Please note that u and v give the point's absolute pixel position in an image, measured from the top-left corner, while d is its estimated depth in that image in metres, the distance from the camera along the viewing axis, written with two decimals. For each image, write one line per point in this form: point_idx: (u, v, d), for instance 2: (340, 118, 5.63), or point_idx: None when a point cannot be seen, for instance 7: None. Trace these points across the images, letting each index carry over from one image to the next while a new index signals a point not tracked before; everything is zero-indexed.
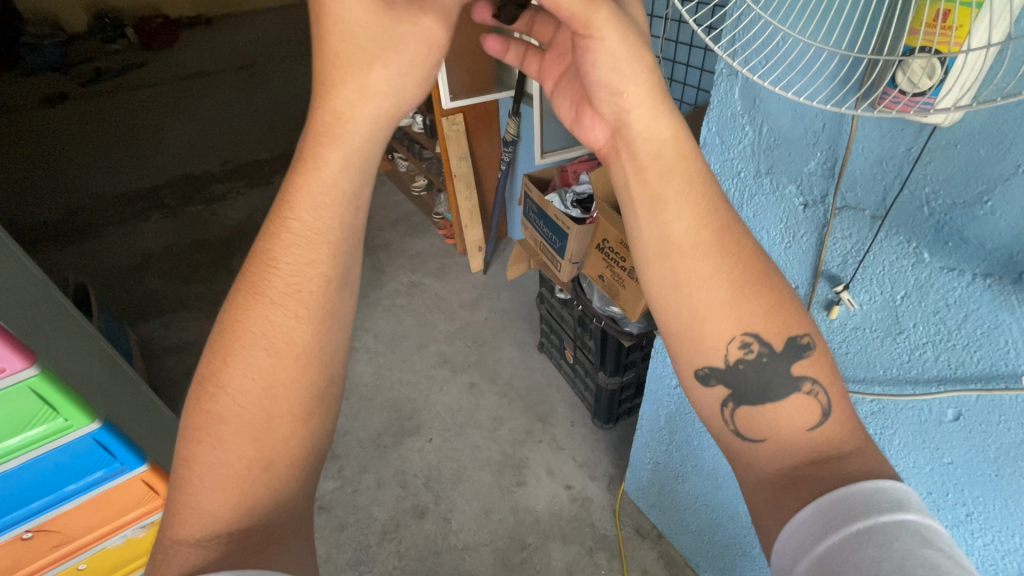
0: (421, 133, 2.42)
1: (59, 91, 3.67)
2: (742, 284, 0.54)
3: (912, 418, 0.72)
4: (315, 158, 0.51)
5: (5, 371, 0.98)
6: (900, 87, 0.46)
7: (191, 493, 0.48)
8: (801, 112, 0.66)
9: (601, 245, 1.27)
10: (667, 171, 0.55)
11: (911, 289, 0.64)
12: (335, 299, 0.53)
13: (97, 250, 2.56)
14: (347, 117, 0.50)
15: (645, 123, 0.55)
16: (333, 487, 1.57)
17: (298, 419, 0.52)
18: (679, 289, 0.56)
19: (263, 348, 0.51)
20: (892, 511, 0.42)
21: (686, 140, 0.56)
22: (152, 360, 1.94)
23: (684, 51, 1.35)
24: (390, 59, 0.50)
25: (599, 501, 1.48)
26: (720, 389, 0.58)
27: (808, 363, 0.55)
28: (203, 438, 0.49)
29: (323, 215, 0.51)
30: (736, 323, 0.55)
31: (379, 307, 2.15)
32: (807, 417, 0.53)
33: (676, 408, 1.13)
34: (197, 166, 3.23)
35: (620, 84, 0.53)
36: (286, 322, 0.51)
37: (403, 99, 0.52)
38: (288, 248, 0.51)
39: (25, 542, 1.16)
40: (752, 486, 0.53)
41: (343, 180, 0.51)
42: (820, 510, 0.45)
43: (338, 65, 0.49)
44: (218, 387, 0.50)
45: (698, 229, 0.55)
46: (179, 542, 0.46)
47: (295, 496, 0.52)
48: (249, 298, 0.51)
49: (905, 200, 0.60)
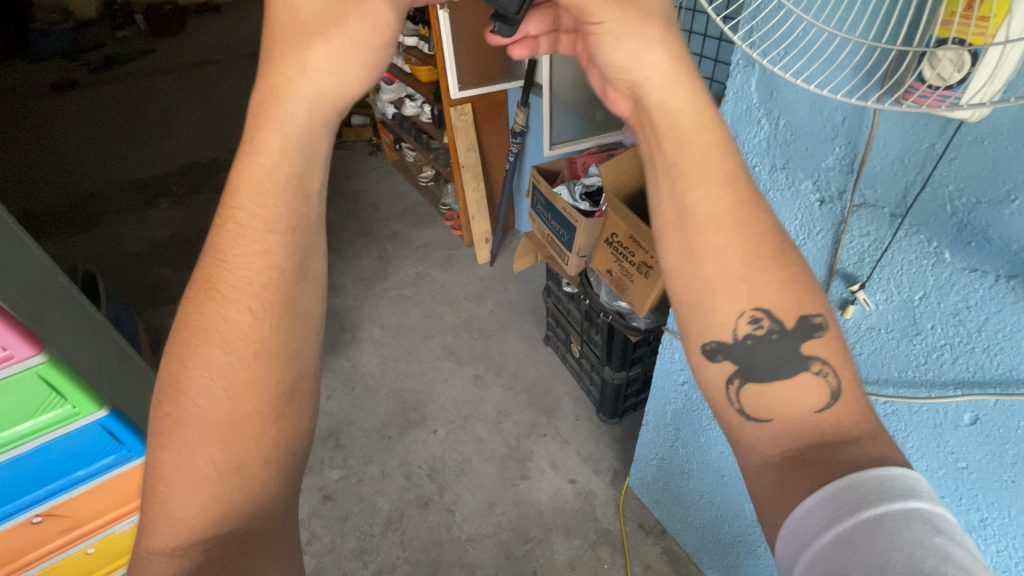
0: (429, 122, 2.40)
1: (71, 79, 3.89)
2: (757, 258, 0.52)
3: (926, 421, 0.71)
4: (254, 142, 0.49)
5: (13, 358, 0.98)
6: (928, 83, 0.44)
7: (162, 500, 0.48)
8: (820, 104, 0.64)
9: (610, 239, 1.26)
10: (687, 140, 0.52)
11: (930, 290, 0.62)
12: (296, 292, 0.52)
13: (107, 238, 2.57)
14: (286, 95, 0.49)
15: (661, 90, 0.52)
16: (337, 477, 1.57)
17: (267, 419, 0.51)
18: (694, 259, 0.54)
19: (218, 346, 0.49)
20: (905, 499, 0.40)
21: (705, 108, 0.53)
22: (160, 348, 1.95)
23: (697, 42, 1.33)
24: (330, 34, 0.49)
25: (602, 495, 1.48)
26: (725, 363, 0.58)
27: (820, 343, 0.53)
28: (166, 444, 0.49)
29: (267, 204, 0.50)
30: (747, 298, 0.54)
31: (384, 298, 2.14)
32: (815, 397, 0.52)
33: (684, 405, 1.12)
34: (205, 153, 3.21)
35: (622, 63, 0.52)
36: (239, 316, 0.49)
37: (345, 77, 0.50)
38: (234, 241, 0.49)
39: (35, 527, 1.16)
40: (755, 471, 0.52)
41: (284, 169, 0.50)
42: (829, 495, 0.43)
43: (281, 43, 0.49)
44: (178, 390, 0.49)
45: (715, 198, 0.52)
46: (153, 551, 0.47)
47: (273, 499, 0.52)
48: (202, 295, 0.50)
49: (928, 197, 0.58)
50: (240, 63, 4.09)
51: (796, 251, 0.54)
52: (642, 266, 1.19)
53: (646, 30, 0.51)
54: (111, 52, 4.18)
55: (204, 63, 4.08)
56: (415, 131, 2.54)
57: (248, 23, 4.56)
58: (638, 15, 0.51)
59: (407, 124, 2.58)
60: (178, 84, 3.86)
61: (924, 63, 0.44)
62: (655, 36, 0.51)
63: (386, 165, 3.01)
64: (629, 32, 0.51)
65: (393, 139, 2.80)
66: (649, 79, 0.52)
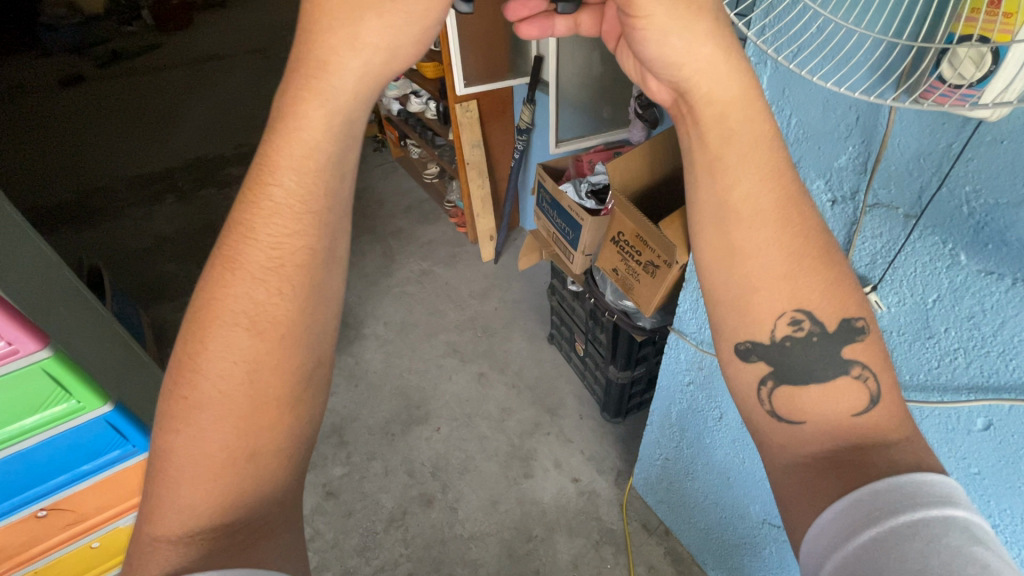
0: (434, 119, 2.39)
1: (77, 74, 3.91)
2: (799, 256, 0.52)
3: (937, 426, 0.70)
4: (295, 115, 0.47)
5: (19, 353, 0.98)
6: (944, 77, 0.43)
7: (169, 486, 0.46)
8: (833, 103, 0.63)
9: (616, 237, 1.25)
10: (730, 137, 0.51)
11: (945, 292, 0.61)
12: (322, 275, 0.51)
13: (112, 232, 2.58)
14: (332, 70, 0.47)
15: (708, 84, 0.50)
16: (340, 474, 1.57)
17: (285, 406, 0.50)
18: (732, 255, 0.53)
19: (242, 327, 0.48)
20: (941, 506, 0.39)
21: (756, 100, 0.51)
22: (164, 343, 1.96)
23: None
24: (384, 10, 0.47)
25: (606, 495, 1.47)
26: (760, 365, 0.57)
27: (862, 346, 0.52)
28: (179, 428, 0.47)
29: (306, 181, 0.48)
30: (789, 297, 0.53)
31: (388, 295, 2.14)
32: (855, 402, 0.50)
33: (689, 405, 1.11)
34: (210, 148, 3.21)
35: (673, 59, 0.50)
36: (269, 299, 0.49)
37: (396, 53, 0.49)
38: (267, 219, 0.48)
39: (39, 520, 1.17)
40: (783, 472, 0.51)
41: (324, 148, 0.48)
42: (861, 498, 0.42)
43: (330, 11, 0.46)
44: (196, 372, 0.47)
45: (759, 194, 0.51)
46: (158, 539, 0.44)
47: (282, 489, 0.51)
48: (226, 273, 0.48)
49: (944, 198, 0.57)
50: (243, 58, 4.09)
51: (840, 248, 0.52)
52: (648, 266, 1.18)
53: (695, 24, 0.48)
54: (117, 46, 4.20)
55: (209, 58, 4.09)
56: (420, 127, 2.53)
57: (253, 19, 4.56)
58: (690, 9, 0.48)
59: (412, 121, 2.58)
60: (183, 80, 3.86)
61: (943, 63, 0.43)
62: (705, 31, 0.48)
63: (390, 161, 3.00)
64: (680, 26, 0.48)
65: (398, 135, 2.80)
66: (698, 75, 0.50)
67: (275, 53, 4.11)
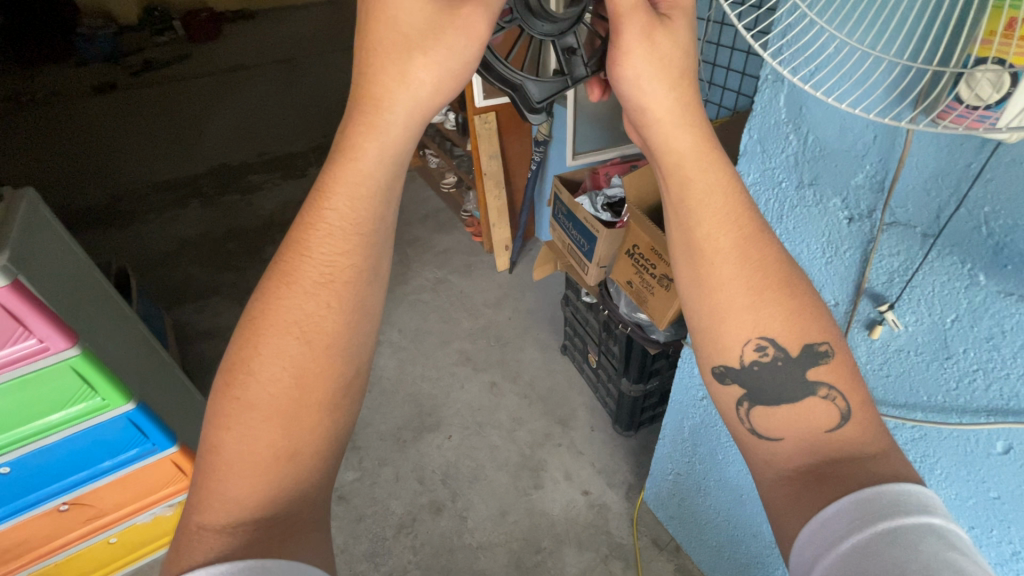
0: (453, 130, 2.43)
1: (111, 82, 4.06)
2: (762, 289, 0.54)
3: (956, 448, 0.69)
4: (353, 147, 0.49)
5: (50, 350, 1.01)
6: (965, 100, 0.42)
7: (220, 478, 0.47)
8: (849, 124, 0.64)
9: (631, 250, 1.25)
10: (688, 183, 0.54)
11: (963, 313, 0.61)
12: (365, 290, 0.52)
13: (138, 236, 2.65)
14: (386, 105, 0.49)
15: (663, 133, 0.54)
16: (352, 478, 1.59)
17: (325, 409, 0.51)
18: (703, 290, 0.56)
19: (292, 336, 0.49)
20: (917, 514, 0.41)
21: (709, 146, 0.54)
22: (185, 344, 2.00)
23: (725, 55, 1.38)
24: (428, 47, 0.49)
25: (616, 508, 1.46)
26: (734, 388, 0.60)
27: (825, 369, 0.54)
28: (231, 425, 0.48)
29: (357, 205, 0.50)
30: (752, 327, 0.56)
31: (403, 302, 2.16)
32: (825, 419, 0.53)
33: (702, 420, 1.10)
34: (235, 155, 3.29)
35: (643, 102, 0.53)
36: (317, 311, 0.50)
37: (444, 88, 0.51)
38: (322, 239, 0.49)
39: (61, 514, 1.20)
40: (769, 486, 0.53)
41: (378, 175, 0.50)
42: (843, 508, 0.44)
43: (382, 52, 0.49)
44: (249, 374, 0.49)
45: (720, 234, 0.54)
46: (203, 527, 0.45)
47: (318, 488, 0.51)
48: (281, 286, 0.50)
49: (961, 218, 0.57)
50: (271, 68, 4.22)
51: (803, 280, 0.55)
52: (663, 280, 1.18)
53: (663, 75, 0.52)
54: (150, 56, 4.35)
55: (238, 68, 4.22)
56: (439, 137, 2.57)
57: (280, 32, 4.70)
58: (662, 60, 0.52)
59: (432, 131, 2.62)
60: (211, 89, 3.98)
61: (960, 83, 0.42)
62: (666, 84, 0.53)
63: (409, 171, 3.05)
64: (650, 74, 0.52)
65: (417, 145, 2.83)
66: (661, 123, 0.54)
67: (302, 64, 4.23)
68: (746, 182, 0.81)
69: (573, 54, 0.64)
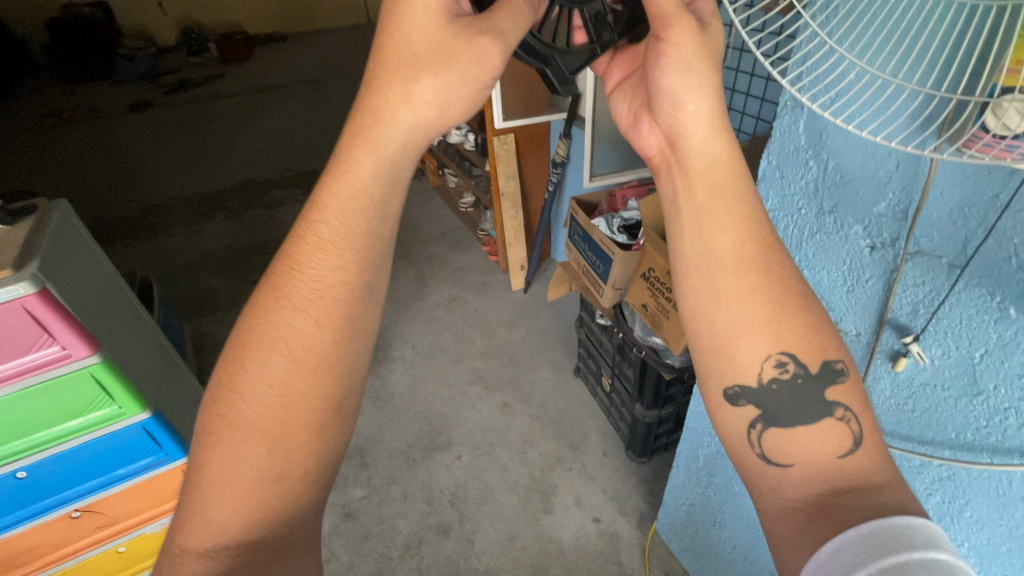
0: (473, 150, 2.47)
1: (145, 100, 4.22)
2: (782, 302, 0.53)
3: (987, 490, 0.65)
4: (346, 162, 0.50)
5: (71, 357, 1.04)
6: (992, 130, 0.40)
7: (203, 500, 0.49)
8: (871, 151, 0.62)
9: (646, 273, 1.24)
10: (717, 188, 0.54)
11: (993, 347, 0.59)
12: (360, 309, 0.52)
13: (164, 248, 2.72)
14: (385, 120, 0.49)
15: (702, 137, 0.54)
16: (360, 496, 1.58)
17: (314, 431, 0.51)
18: (717, 302, 0.54)
19: (279, 353, 0.49)
20: (924, 549, 0.40)
21: (738, 159, 0.54)
22: (203, 356, 2.03)
23: (745, 81, 1.38)
24: (439, 70, 0.49)
25: (627, 538, 1.43)
26: (748, 409, 0.56)
27: (841, 389, 0.53)
28: (214, 445, 0.49)
29: (349, 221, 0.50)
30: (773, 340, 0.53)
31: (418, 319, 2.17)
32: (837, 444, 0.51)
33: (717, 450, 1.08)
34: (260, 172, 3.37)
35: (683, 97, 0.54)
36: (305, 327, 0.50)
37: (449, 112, 0.51)
38: (312, 253, 0.50)
39: (72, 521, 1.21)
40: (775, 516, 0.51)
41: (372, 191, 0.50)
42: (848, 542, 0.43)
43: (391, 71, 0.49)
44: (235, 392, 0.50)
45: (743, 246, 0.53)
46: (188, 550, 0.48)
47: (304, 512, 0.53)
48: (272, 301, 0.50)
49: (990, 249, 0.55)
50: (299, 88, 4.36)
51: (815, 298, 0.54)
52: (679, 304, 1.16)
53: (707, 77, 0.53)
54: (184, 76, 4.53)
55: (268, 88, 4.37)
56: (459, 158, 2.61)
57: (309, 54, 4.86)
58: (705, 63, 0.53)
59: (451, 151, 2.66)
60: (241, 108, 4.12)
61: (987, 112, 0.40)
62: (711, 86, 0.53)
63: (428, 189, 3.09)
64: (696, 74, 0.53)
65: (437, 165, 2.87)
66: (691, 126, 0.54)
67: (329, 84, 4.36)
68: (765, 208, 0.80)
69: (601, 18, 0.63)
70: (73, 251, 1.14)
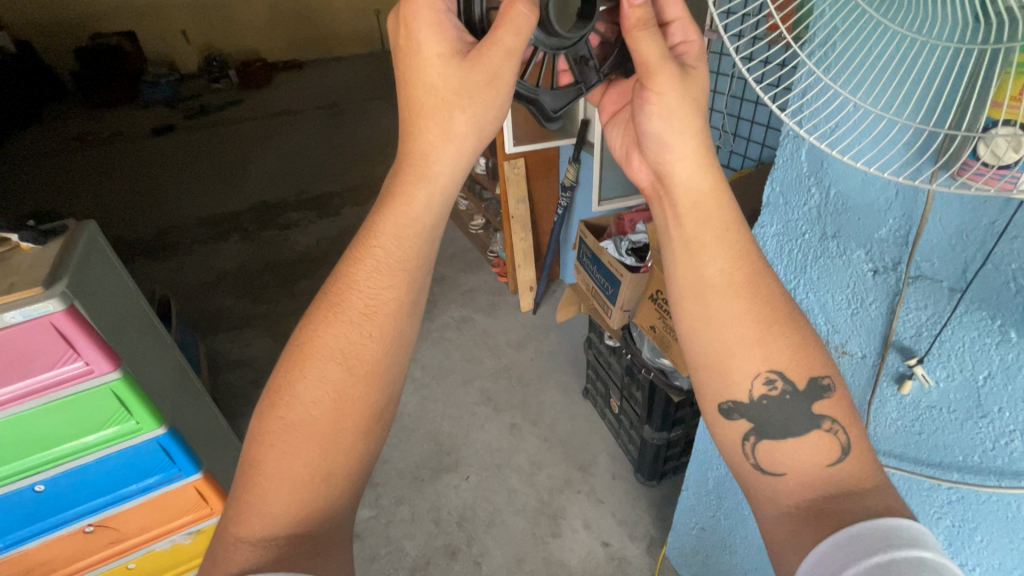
0: (483, 174, 2.52)
1: (167, 125, 4.37)
2: (770, 323, 0.55)
3: (996, 514, 0.66)
4: (403, 194, 0.53)
5: (94, 372, 1.07)
6: (984, 160, 0.43)
7: (258, 493, 0.50)
8: (870, 179, 0.65)
9: (654, 295, 1.26)
10: (703, 220, 0.56)
11: (996, 370, 0.60)
12: (405, 323, 0.54)
13: (181, 268, 2.78)
14: (432, 158, 0.53)
15: (687, 172, 0.57)
16: (368, 516, 1.58)
17: (360, 434, 0.53)
18: (709, 324, 0.56)
19: (336, 362, 0.52)
20: (909, 547, 0.41)
21: (724, 191, 0.57)
22: (217, 374, 2.06)
23: (749, 110, 1.42)
24: (465, 104, 0.52)
25: (636, 562, 1.41)
26: (742, 423, 0.58)
27: (829, 403, 0.54)
28: (272, 442, 0.51)
29: (404, 245, 0.53)
30: (762, 359, 0.55)
31: (427, 339, 2.19)
32: (826, 452, 0.53)
33: (726, 473, 1.07)
34: (275, 194, 3.46)
35: (667, 137, 0.57)
36: (361, 340, 0.53)
37: (480, 137, 0.55)
38: (369, 273, 0.53)
39: (86, 536, 1.23)
40: (773, 525, 0.53)
41: (424, 220, 0.54)
42: (840, 542, 0.44)
43: (426, 113, 0.53)
44: (294, 396, 0.52)
45: (732, 272, 0.55)
46: (241, 539, 0.49)
47: (345, 512, 0.54)
48: (329, 315, 0.53)
49: (989, 273, 0.57)
50: (315, 113, 4.49)
51: (802, 317, 0.56)
52: None
53: (690, 119, 0.56)
54: (206, 102, 4.69)
55: (285, 113, 4.51)
56: (469, 182, 2.67)
57: (326, 81, 5.02)
58: (687, 105, 0.56)
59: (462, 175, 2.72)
60: (259, 132, 4.25)
61: (979, 143, 0.43)
62: (693, 129, 0.57)
63: None
64: (679, 117, 0.56)
65: None
66: (678, 162, 0.57)
67: (344, 110, 4.49)
68: (769, 233, 0.82)
69: (585, 61, 0.62)
70: (99, 271, 1.18)
